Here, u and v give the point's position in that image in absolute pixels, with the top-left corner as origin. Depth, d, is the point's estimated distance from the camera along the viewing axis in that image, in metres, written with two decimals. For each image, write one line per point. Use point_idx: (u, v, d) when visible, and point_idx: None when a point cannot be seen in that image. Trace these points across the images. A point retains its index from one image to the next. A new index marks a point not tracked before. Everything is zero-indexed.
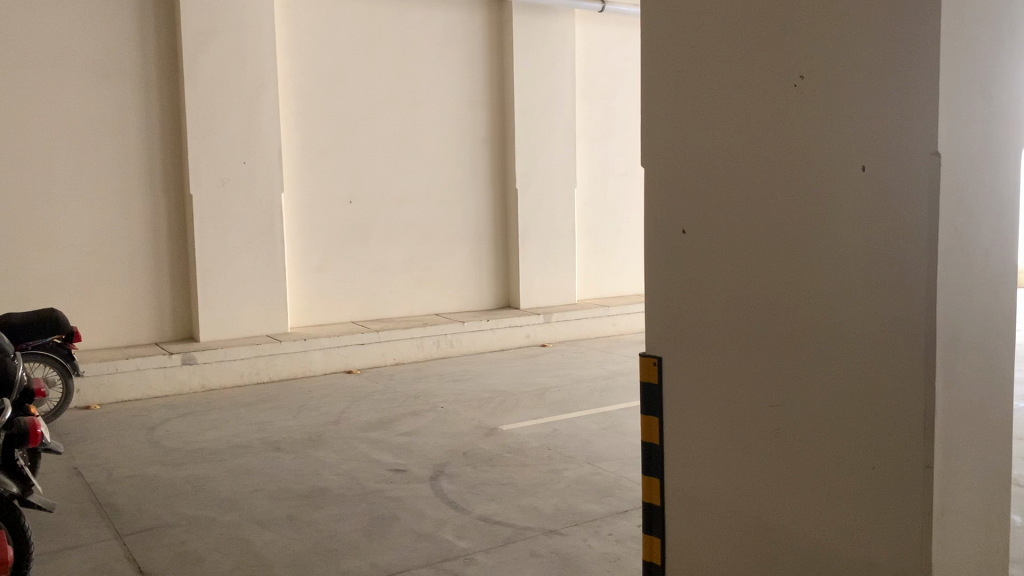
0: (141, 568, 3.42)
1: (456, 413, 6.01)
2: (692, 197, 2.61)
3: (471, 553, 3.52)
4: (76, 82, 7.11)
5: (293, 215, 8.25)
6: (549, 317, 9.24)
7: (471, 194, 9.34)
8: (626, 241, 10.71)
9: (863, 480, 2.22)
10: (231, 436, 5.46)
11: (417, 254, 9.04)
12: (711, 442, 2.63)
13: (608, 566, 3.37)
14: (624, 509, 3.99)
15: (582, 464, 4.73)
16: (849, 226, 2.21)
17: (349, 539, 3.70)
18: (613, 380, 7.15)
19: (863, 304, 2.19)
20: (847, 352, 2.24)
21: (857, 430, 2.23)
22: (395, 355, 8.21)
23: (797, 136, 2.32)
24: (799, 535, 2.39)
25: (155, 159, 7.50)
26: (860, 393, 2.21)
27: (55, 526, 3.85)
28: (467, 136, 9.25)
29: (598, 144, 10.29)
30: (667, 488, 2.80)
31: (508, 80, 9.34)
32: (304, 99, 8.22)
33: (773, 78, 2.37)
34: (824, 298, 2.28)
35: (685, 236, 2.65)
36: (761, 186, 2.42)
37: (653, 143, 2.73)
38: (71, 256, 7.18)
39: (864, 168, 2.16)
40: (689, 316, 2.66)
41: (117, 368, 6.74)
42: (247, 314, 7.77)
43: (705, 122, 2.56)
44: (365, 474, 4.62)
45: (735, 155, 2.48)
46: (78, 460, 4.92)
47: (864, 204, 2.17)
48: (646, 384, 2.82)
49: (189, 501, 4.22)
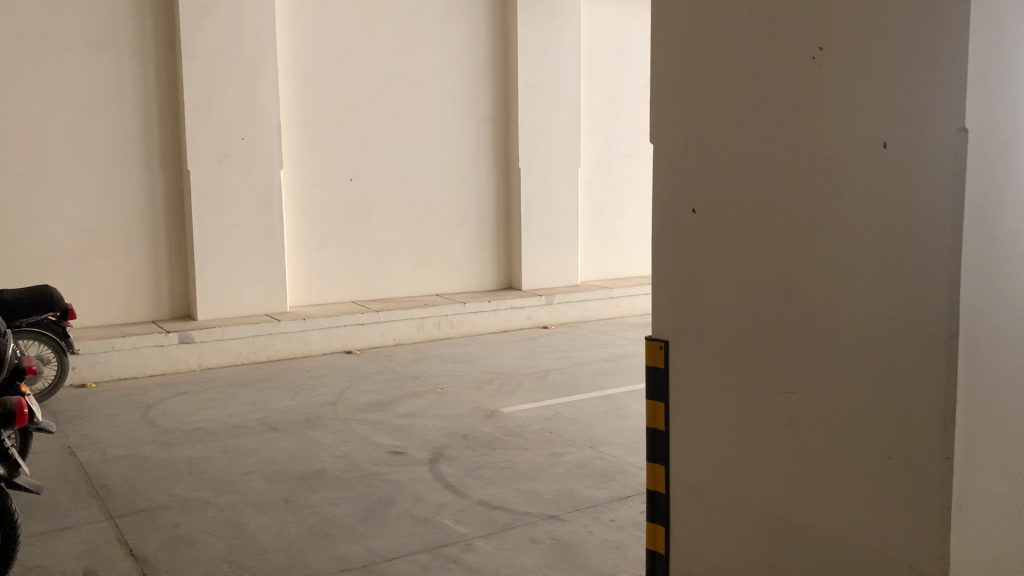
0: (132, 551, 3.34)
1: (456, 395, 5.93)
2: (704, 175, 2.50)
3: (470, 539, 3.44)
4: (71, 54, 6.98)
5: (292, 193, 8.13)
6: (552, 299, 9.14)
7: (474, 174, 9.21)
8: (630, 222, 10.59)
9: (878, 471, 2.14)
10: (228, 417, 5.39)
11: (418, 233, 8.93)
12: (717, 429, 2.55)
13: (610, 553, 3.29)
14: (625, 495, 3.92)
15: (584, 448, 4.65)
16: (867, 206, 2.11)
17: (346, 523, 3.63)
18: (615, 363, 7.06)
19: (881, 289, 2.09)
20: (863, 339, 2.15)
21: (874, 420, 2.14)
22: (395, 336, 8.12)
23: (814, 112, 2.21)
24: (809, 527, 2.32)
25: (153, 134, 7.38)
26: (876, 383, 2.13)
27: (46, 508, 3.77)
28: (471, 114, 9.12)
29: (604, 123, 10.15)
30: (672, 476, 2.71)
31: (512, 55, 9.19)
32: (304, 76, 8.09)
33: (789, 48, 2.26)
34: (841, 281, 2.18)
35: (695, 216, 2.54)
36: (775, 164, 2.31)
37: (661, 119, 2.62)
38: (67, 232, 7.08)
39: (886, 145, 2.06)
40: (697, 299, 2.57)
41: (113, 346, 6.66)
42: (246, 293, 7.68)
43: (718, 96, 2.44)
44: (363, 456, 4.54)
45: (748, 131, 2.37)
46: (71, 440, 4.84)
47: (886, 183, 2.06)
48: (651, 368, 2.73)
49: (183, 482, 4.15)
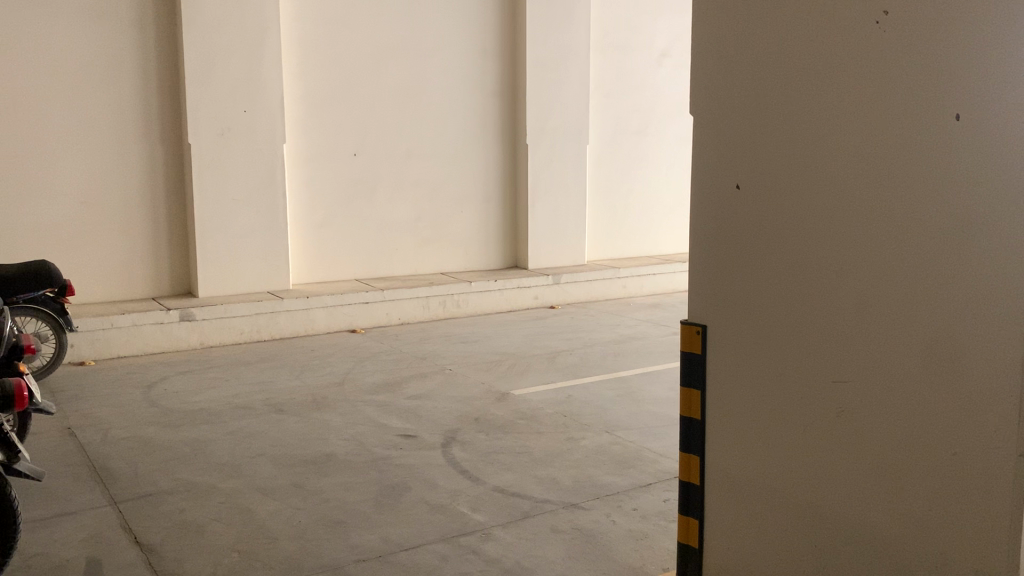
0: (137, 538, 3.20)
1: (465, 376, 5.80)
2: (752, 149, 2.34)
3: (488, 528, 3.32)
4: (68, 21, 6.74)
5: (295, 167, 7.93)
6: (559, 279, 8.99)
7: (481, 149, 9.02)
8: (639, 201, 10.42)
9: (940, 469, 2.01)
10: (232, 397, 5.25)
11: (424, 210, 8.76)
12: (760, 420, 2.41)
13: (635, 544, 3.17)
14: (647, 482, 3.79)
15: (601, 432, 4.53)
16: (933, 186, 1.96)
17: (358, 510, 3.49)
18: (626, 345, 6.93)
19: (949, 276, 1.95)
20: (924, 328, 2.01)
21: (936, 414, 2.01)
22: (400, 315, 7.97)
23: (874, 82, 2.05)
24: (858, 524, 2.19)
25: (153, 106, 7.17)
26: (937, 374, 2.00)
27: (47, 492, 3.64)
28: (479, 88, 8.92)
29: (613, 99, 9.95)
30: (707, 466, 2.58)
31: (520, 29, 8.98)
32: (307, 46, 7.86)
33: (852, 12, 2.08)
34: (903, 263, 2.03)
35: (739, 193, 2.38)
36: (829, 139, 2.16)
37: (704, 88, 2.44)
38: (65, 206, 6.90)
39: (958, 117, 1.90)
40: (738, 282, 2.42)
41: (113, 323, 6.50)
42: (247, 269, 7.51)
43: (771, 63, 2.27)
44: (373, 439, 4.41)
45: (799, 102, 2.21)
46: (71, 420, 4.70)
47: (956, 161, 1.92)
48: (686, 354, 2.58)
49: (189, 466, 4.01)
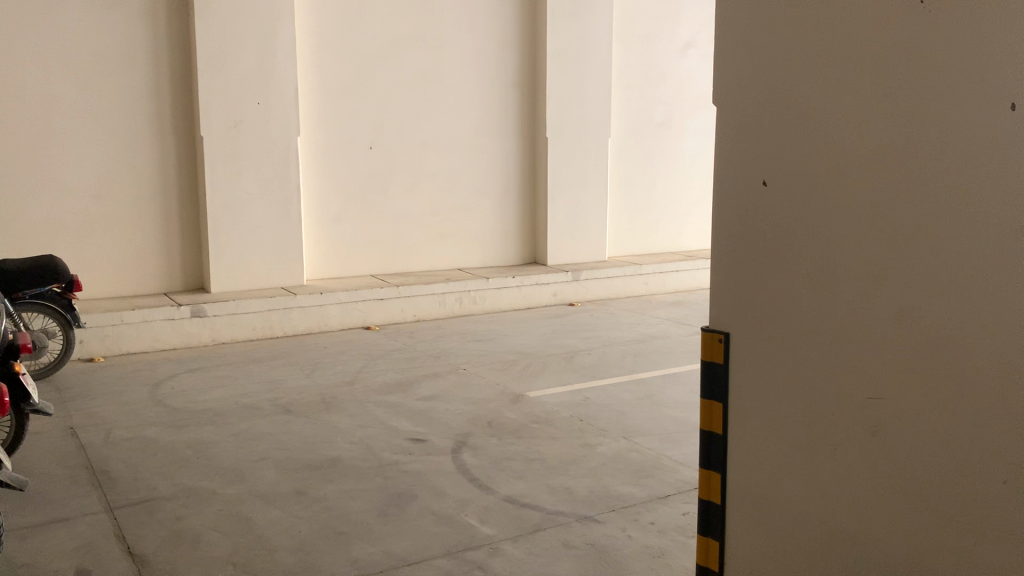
0: (130, 549, 3.07)
1: (479, 377, 5.64)
2: (778, 143, 2.13)
3: (497, 542, 3.15)
4: (78, 12, 6.65)
5: (309, 160, 7.78)
6: (578, 276, 8.80)
7: (499, 142, 8.85)
8: (661, 193, 10.18)
9: (990, 496, 1.80)
10: (239, 397, 5.12)
11: (440, 204, 8.60)
12: (786, 436, 2.22)
13: (651, 562, 2.98)
14: (665, 494, 3.61)
15: (617, 439, 4.34)
16: (986, 181, 1.75)
17: (362, 521, 3.34)
18: (647, 344, 6.72)
19: (1001, 280, 1.74)
20: (970, 341, 1.81)
21: (986, 435, 1.80)
22: (416, 312, 7.82)
23: (917, 69, 1.84)
24: (894, 554, 1.99)
25: (165, 98, 7.07)
26: (985, 391, 1.79)
27: (41, 497, 3.52)
28: (497, 80, 8.74)
29: (635, 91, 9.71)
30: (729, 484, 2.39)
31: (540, 20, 8.78)
32: (322, 37, 7.72)
33: None
34: (948, 267, 1.83)
35: (766, 190, 2.18)
36: (864, 132, 1.95)
37: (729, 75, 2.23)
38: (76, 200, 6.82)
39: (1013, 106, 1.70)
40: (763, 286, 2.22)
41: (123, 319, 6.42)
42: (259, 264, 7.40)
43: (801, 48, 2.06)
44: (381, 444, 4.26)
45: (832, 92, 2.01)
46: (74, 420, 4.60)
47: (1010, 155, 1.71)
48: (707, 363, 2.39)
49: (189, 470, 3.88)
